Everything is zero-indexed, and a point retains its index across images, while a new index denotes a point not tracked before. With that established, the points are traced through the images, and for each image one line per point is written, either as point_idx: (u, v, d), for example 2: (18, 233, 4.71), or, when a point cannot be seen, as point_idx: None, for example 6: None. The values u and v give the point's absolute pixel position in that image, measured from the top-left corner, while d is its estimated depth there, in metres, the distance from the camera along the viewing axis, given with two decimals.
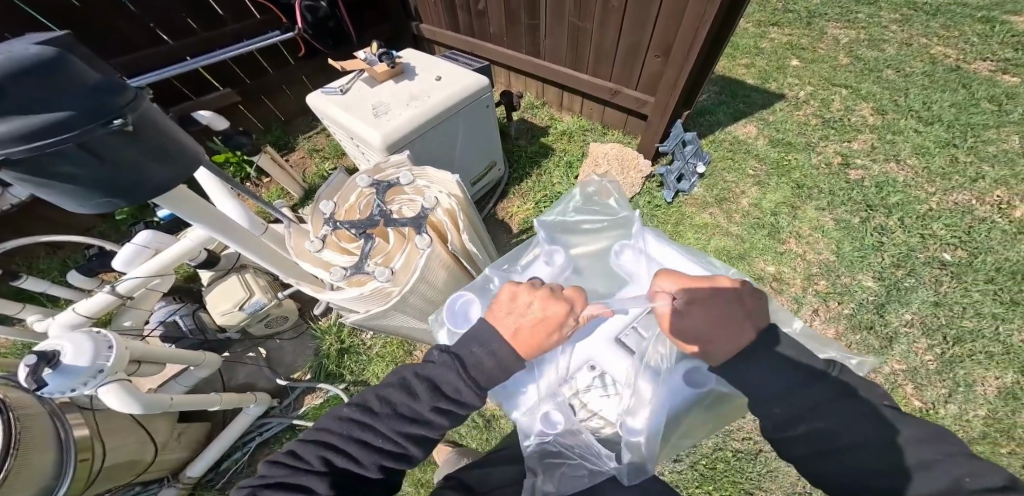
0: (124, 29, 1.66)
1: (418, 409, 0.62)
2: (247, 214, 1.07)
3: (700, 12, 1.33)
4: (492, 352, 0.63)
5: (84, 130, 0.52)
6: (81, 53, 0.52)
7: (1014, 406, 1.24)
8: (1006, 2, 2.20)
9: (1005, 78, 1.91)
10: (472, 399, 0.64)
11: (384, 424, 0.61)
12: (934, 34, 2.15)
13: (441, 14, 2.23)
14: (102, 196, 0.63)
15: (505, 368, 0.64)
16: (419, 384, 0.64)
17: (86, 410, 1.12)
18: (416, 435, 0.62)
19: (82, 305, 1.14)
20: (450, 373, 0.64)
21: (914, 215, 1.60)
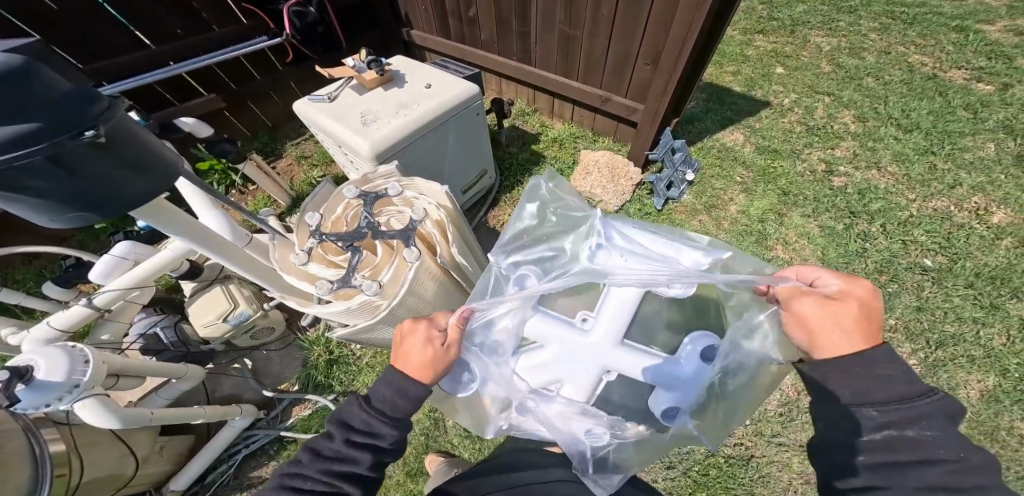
0: (105, 34, 1.67)
1: (338, 448, 0.62)
2: (230, 226, 1.06)
3: (688, 20, 1.36)
4: (389, 382, 0.65)
5: (54, 142, 0.52)
6: (51, 63, 0.52)
7: (996, 409, 1.25)
8: (979, 12, 2.26)
9: (980, 86, 1.95)
10: (389, 429, 0.63)
11: (309, 468, 0.60)
12: (911, 43, 2.20)
13: (432, 21, 2.25)
14: (73, 210, 0.62)
15: (404, 395, 0.63)
16: (334, 426, 0.64)
17: (62, 425, 1.10)
18: (339, 475, 0.60)
19: (57, 319, 1.10)
20: (356, 409, 0.64)
21: (896, 221, 1.62)
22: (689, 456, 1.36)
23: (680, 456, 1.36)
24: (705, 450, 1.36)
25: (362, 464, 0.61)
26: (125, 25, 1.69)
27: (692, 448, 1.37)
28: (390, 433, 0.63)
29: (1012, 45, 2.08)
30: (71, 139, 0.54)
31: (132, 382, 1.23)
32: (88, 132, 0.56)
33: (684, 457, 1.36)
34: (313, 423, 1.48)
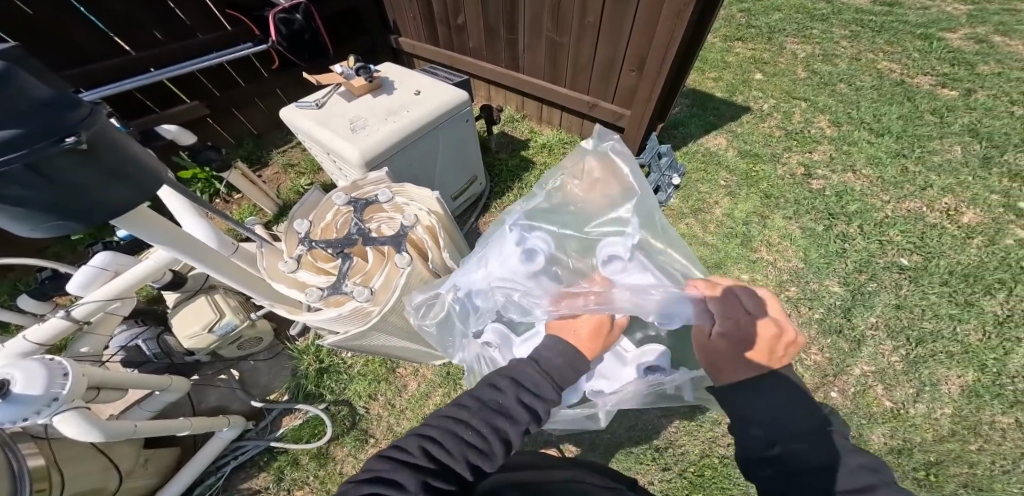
0: (85, 41, 1.65)
1: (505, 402, 0.56)
2: (215, 233, 1.05)
3: (671, 27, 1.39)
4: (558, 350, 0.62)
5: (35, 149, 0.51)
6: (31, 69, 0.52)
7: (977, 403, 1.29)
8: (942, 20, 2.38)
9: (945, 91, 2.04)
10: (552, 396, 0.58)
11: (475, 417, 0.53)
12: (878, 50, 2.30)
13: (419, 29, 2.27)
14: (53, 217, 0.61)
15: (574, 366, 0.61)
16: (502, 381, 0.58)
17: (40, 440, 1.06)
18: (506, 432, 0.53)
19: (33, 332, 1.05)
20: (527, 368, 0.60)
21: (873, 222, 1.68)
22: (683, 457, 1.37)
23: (675, 457, 1.38)
24: (700, 450, 1.38)
25: (523, 428, 0.54)
26: (103, 30, 1.67)
27: (687, 449, 1.38)
28: (550, 400, 0.58)
29: (973, 52, 2.18)
30: (51, 146, 0.53)
31: (114, 394, 1.20)
32: (68, 139, 0.55)
33: (680, 458, 1.37)
34: (305, 433, 1.46)
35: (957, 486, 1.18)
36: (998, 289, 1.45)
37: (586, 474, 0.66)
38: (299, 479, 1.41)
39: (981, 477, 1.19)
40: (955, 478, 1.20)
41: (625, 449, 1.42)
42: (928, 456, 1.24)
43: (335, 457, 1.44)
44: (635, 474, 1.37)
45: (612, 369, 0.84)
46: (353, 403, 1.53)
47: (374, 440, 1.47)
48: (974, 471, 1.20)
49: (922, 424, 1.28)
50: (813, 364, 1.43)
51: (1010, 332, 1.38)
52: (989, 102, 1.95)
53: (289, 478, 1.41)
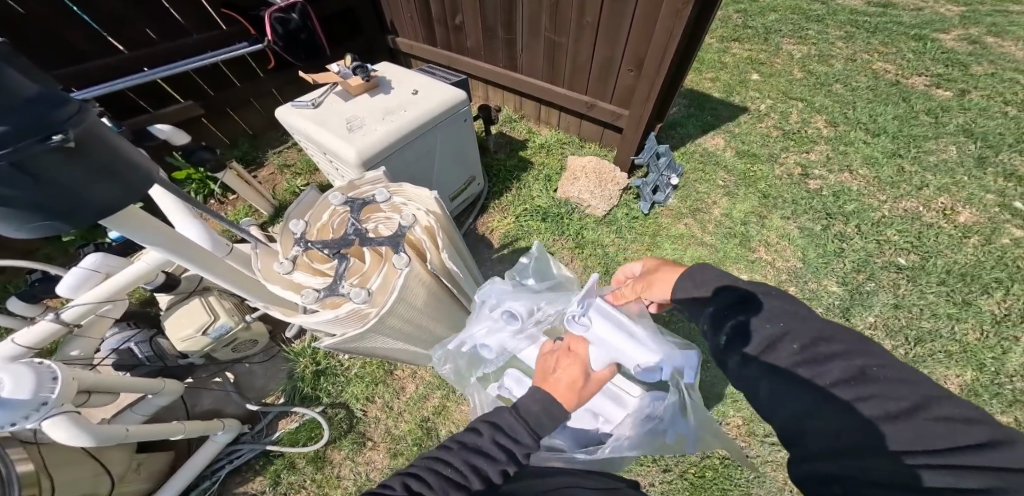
0: (76, 40, 1.62)
1: (485, 443, 0.56)
2: (210, 235, 1.03)
3: (670, 26, 1.39)
4: (535, 397, 0.62)
5: (19, 147, 0.50)
6: (18, 65, 0.50)
7: (976, 402, 1.29)
8: (935, 22, 2.40)
9: (939, 92, 2.05)
10: (529, 439, 0.58)
11: (455, 455, 0.54)
12: (873, 51, 2.31)
13: (417, 29, 2.26)
14: (41, 217, 0.60)
15: (551, 412, 0.61)
16: (481, 424, 0.59)
17: (29, 445, 1.04)
18: (485, 472, 0.53)
19: (23, 335, 1.03)
20: (506, 412, 0.60)
21: (869, 222, 1.68)
22: (684, 458, 1.37)
23: (676, 458, 1.37)
24: (700, 451, 1.37)
25: (502, 468, 0.54)
26: (96, 30, 1.65)
27: (687, 450, 1.38)
28: (528, 444, 0.57)
29: (966, 53, 2.20)
30: (36, 144, 0.52)
31: (105, 398, 1.17)
32: (55, 137, 0.53)
33: (680, 459, 1.37)
34: (301, 437, 1.44)
35: None
36: (995, 288, 1.46)
37: (585, 479, 0.65)
38: (295, 483, 1.39)
39: None
40: None
41: None
42: None
43: (332, 460, 1.42)
44: (636, 476, 1.36)
45: (611, 411, 0.88)
46: (351, 405, 1.52)
47: (372, 444, 1.45)
48: None
49: None
50: None
51: (1007, 331, 1.38)
52: (983, 102, 1.97)
53: (285, 481, 1.39)
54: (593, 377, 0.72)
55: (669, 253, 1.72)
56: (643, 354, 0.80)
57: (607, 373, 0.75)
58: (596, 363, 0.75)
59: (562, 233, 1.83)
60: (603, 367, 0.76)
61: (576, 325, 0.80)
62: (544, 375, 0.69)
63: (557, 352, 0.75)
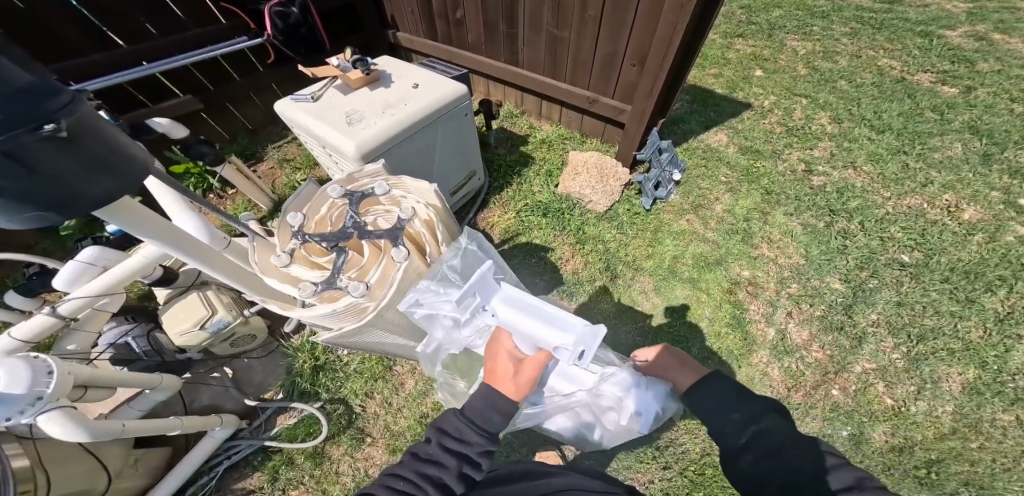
0: (73, 35, 1.60)
1: (432, 452, 0.62)
2: (207, 229, 1.01)
3: (674, 20, 1.36)
4: (481, 395, 0.68)
5: (11, 137, 0.48)
6: (13, 53, 0.49)
7: (979, 400, 1.28)
8: (941, 18, 2.37)
9: (945, 89, 2.03)
10: (477, 438, 0.64)
11: (406, 470, 0.60)
12: (879, 47, 2.28)
13: (417, 23, 2.23)
14: (35, 208, 0.59)
15: (493, 403, 0.67)
16: (431, 432, 0.65)
17: (24, 440, 1.03)
18: (433, 479, 0.59)
19: (18, 329, 1.01)
20: (453, 417, 0.66)
21: (873, 218, 1.67)
22: (683, 456, 1.36)
23: (675, 456, 1.36)
24: (701, 449, 1.36)
25: (451, 473, 0.60)
26: (95, 24, 1.63)
27: (687, 448, 1.37)
28: (476, 443, 0.63)
29: (972, 50, 2.17)
30: (28, 134, 0.50)
31: (102, 393, 1.16)
32: (49, 126, 0.52)
33: (680, 457, 1.36)
34: (300, 433, 1.44)
35: (958, 484, 1.17)
36: (999, 286, 1.44)
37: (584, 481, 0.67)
38: (293, 479, 1.38)
39: (982, 476, 1.18)
40: (957, 476, 1.19)
41: (626, 448, 1.40)
42: (929, 454, 1.23)
43: (331, 456, 1.42)
44: (635, 474, 1.35)
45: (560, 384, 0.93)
46: (350, 401, 1.51)
47: (371, 440, 1.44)
48: (975, 470, 1.19)
49: (922, 422, 1.27)
50: (815, 361, 1.41)
51: (1011, 329, 1.37)
52: (989, 99, 1.94)
53: (284, 477, 1.39)
54: (527, 362, 0.75)
55: (670, 249, 1.71)
56: (561, 334, 0.76)
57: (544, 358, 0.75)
58: (525, 350, 0.78)
59: (562, 229, 1.82)
60: (534, 352, 0.78)
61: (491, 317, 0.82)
62: (490, 369, 0.75)
63: (493, 345, 0.79)
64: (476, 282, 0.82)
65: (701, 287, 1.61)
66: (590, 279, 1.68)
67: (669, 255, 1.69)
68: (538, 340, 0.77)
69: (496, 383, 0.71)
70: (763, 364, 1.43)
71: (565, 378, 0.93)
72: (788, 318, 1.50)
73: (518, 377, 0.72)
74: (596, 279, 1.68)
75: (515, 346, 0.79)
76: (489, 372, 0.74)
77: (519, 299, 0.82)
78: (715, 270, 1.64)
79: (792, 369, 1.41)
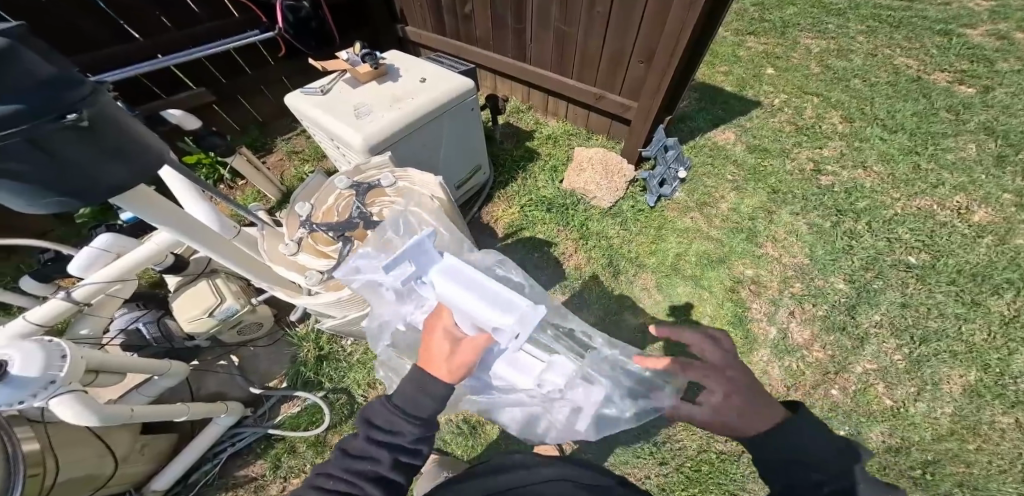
0: (90, 28, 1.60)
1: (361, 446, 0.63)
2: (218, 218, 1.03)
3: (681, 17, 1.35)
4: (410, 379, 0.65)
5: (33, 126, 0.49)
6: (36, 45, 0.50)
7: (979, 403, 1.29)
8: (962, 16, 2.34)
9: (962, 89, 2.01)
10: (408, 427, 0.63)
11: (335, 467, 0.61)
12: (897, 46, 2.26)
13: (426, 17, 2.22)
14: (56, 194, 0.60)
15: (424, 390, 0.64)
16: (361, 424, 0.65)
17: (37, 424, 1.05)
18: (363, 473, 0.61)
19: (33, 312, 1.03)
20: (382, 407, 0.65)
21: (881, 219, 1.66)
22: (681, 452, 1.37)
23: (672, 451, 1.38)
24: (698, 445, 1.38)
25: (382, 464, 0.61)
26: (111, 17, 1.63)
27: (684, 444, 1.38)
28: (407, 432, 0.63)
29: (993, 49, 2.15)
30: (49, 124, 0.51)
31: (112, 379, 1.18)
32: (69, 116, 0.53)
33: (678, 453, 1.37)
34: (302, 421, 1.46)
35: (952, 485, 1.18)
36: (1006, 289, 1.44)
37: (569, 470, 0.68)
38: (296, 467, 1.41)
39: (978, 477, 1.19)
40: (952, 477, 1.20)
41: (624, 443, 1.41)
42: (926, 454, 1.24)
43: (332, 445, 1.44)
44: (632, 469, 1.37)
45: (515, 378, 0.82)
46: (352, 391, 1.53)
47: None
48: (971, 471, 1.20)
49: (921, 422, 1.28)
50: (816, 361, 1.42)
51: (1016, 332, 1.37)
52: (1007, 100, 1.93)
53: (286, 465, 1.41)
54: (464, 344, 0.68)
55: (675, 246, 1.71)
56: (499, 315, 0.66)
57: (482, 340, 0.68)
58: (465, 328, 0.70)
59: (566, 224, 1.82)
60: (475, 332, 0.69)
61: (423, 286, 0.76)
62: (426, 350, 0.69)
63: (429, 322, 0.73)
64: (411, 247, 0.74)
65: (704, 285, 1.61)
66: (593, 274, 1.69)
67: (672, 252, 1.70)
68: (475, 318, 0.68)
69: (429, 366, 0.66)
70: (764, 362, 1.44)
71: (514, 367, 0.81)
72: (789, 317, 1.51)
73: (452, 359, 0.66)
74: (599, 275, 1.69)
75: (454, 324, 0.72)
76: (424, 356, 0.68)
77: (457, 270, 0.73)
78: (718, 267, 1.64)
79: (792, 368, 1.42)
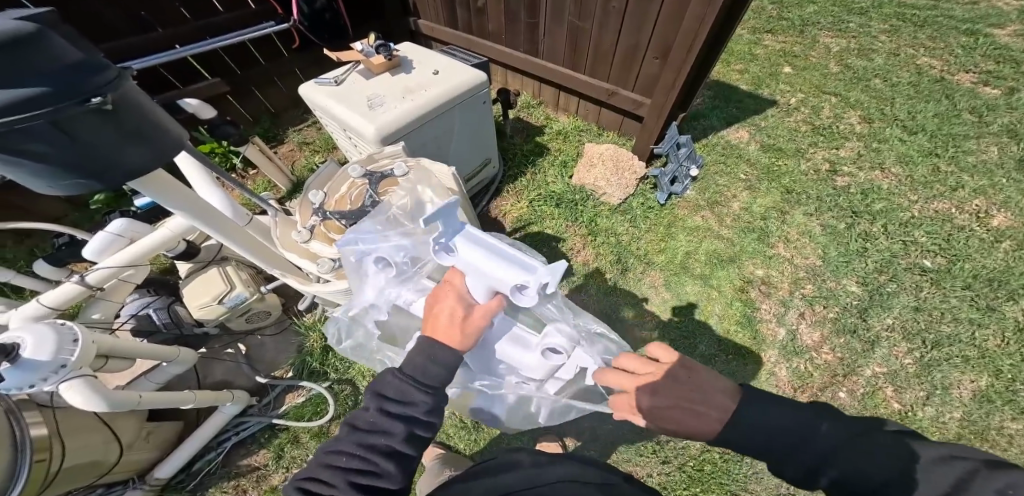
0: (109, 18, 1.58)
1: (374, 420, 0.61)
2: (230, 204, 1.01)
3: (699, 14, 1.33)
4: (421, 349, 0.65)
5: (58, 109, 0.48)
6: (62, 30, 0.49)
7: (989, 408, 1.28)
8: (991, 15, 2.29)
9: (987, 90, 1.98)
10: (420, 397, 0.62)
11: (348, 444, 0.59)
12: (920, 45, 2.23)
13: (439, 10, 2.20)
14: (77, 178, 0.59)
15: (436, 359, 0.64)
16: (370, 399, 0.63)
17: (46, 408, 1.06)
18: (378, 446, 0.59)
19: (47, 296, 1.03)
20: (394, 379, 0.64)
21: (898, 222, 1.64)
22: (683, 451, 1.37)
23: (675, 450, 1.37)
24: (701, 445, 1.37)
25: (395, 436, 0.60)
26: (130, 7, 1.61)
27: (687, 443, 1.38)
28: (420, 402, 0.62)
29: (1021, 50, 2.11)
30: (74, 107, 0.50)
31: (121, 364, 1.18)
32: (94, 99, 0.52)
33: (680, 452, 1.37)
34: (307, 411, 1.46)
35: None
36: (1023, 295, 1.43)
37: (579, 469, 0.68)
38: (298, 457, 1.41)
39: None
40: None
41: (628, 441, 1.41)
42: None
43: None
44: (634, 466, 1.37)
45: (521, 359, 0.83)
46: (357, 382, 1.53)
47: None
48: None
49: (929, 426, 1.27)
50: (824, 363, 1.41)
51: None
52: None
53: (288, 455, 1.41)
54: (475, 310, 0.70)
55: (684, 244, 1.70)
56: (523, 274, 0.68)
57: (495, 303, 0.71)
58: (477, 293, 0.72)
59: (574, 220, 1.81)
60: (488, 297, 0.72)
61: (445, 254, 0.75)
62: (432, 315, 0.70)
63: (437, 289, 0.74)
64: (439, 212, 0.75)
65: (713, 285, 1.60)
66: (601, 271, 1.68)
67: (681, 251, 1.68)
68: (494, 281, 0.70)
69: (435, 332, 0.67)
70: (772, 364, 1.43)
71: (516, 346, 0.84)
72: (799, 319, 1.49)
73: (465, 323, 0.68)
74: (608, 271, 1.68)
75: (467, 291, 0.73)
76: (429, 323, 0.69)
77: (482, 239, 0.74)
78: (727, 267, 1.63)
79: (800, 370, 1.41)
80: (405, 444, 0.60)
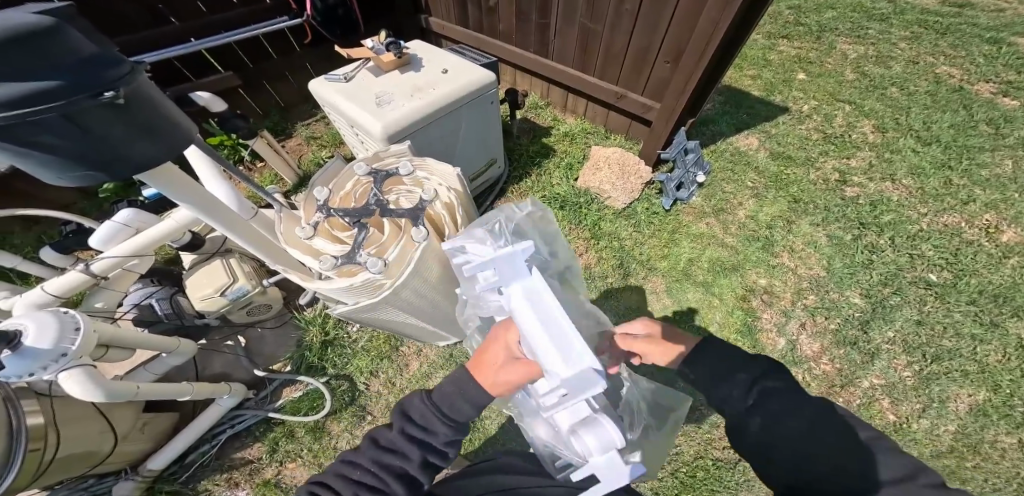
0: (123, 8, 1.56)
1: (394, 440, 0.61)
2: (237, 197, 1.00)
3: (715, 18, 1.33)
4: (455, 381, 0.64)
5: (72, 102, 0.47)
6: (81, 24, 0.48)
7: (983, 422, 1.29)
8: (1015, 25, 2.30)
9: (1005, 101, 1.99)
10: (443, 428, 0.62)
11: (365, 458, 0.60)
12: (940, 53, 2.23)
13: (450, 8, 2.18)
14: (86, 170, 0.58)
15: (466, 394, 0.63)
16: (394, 417, 0.64)
17: (43, 397, 1.04)
18: (393, 468, 0.59)
19: (51, 283, 1.02)
20: (420, 403, 0.64)
21: (905, 234, 1.65)
22: (677, 457, 1.37)
23: (669, 456, 1.38)
24: (693, 451, 1.38)
25: (411, 460, 0.60)
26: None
27: (682, 449, 1.38)
28: (442, 432, 0.62)
29: None
30: (87, 100, 0.49)
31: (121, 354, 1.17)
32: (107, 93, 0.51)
33: (674, 457, 1.37)
34: (303, 406, 1.45)
35: None
36: None
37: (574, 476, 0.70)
38: (292, 451, 1.40)
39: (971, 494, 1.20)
40: None
41: None
42: None
43: (331, 432, 1.43)
44: None
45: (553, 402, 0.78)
46: (355, 378, 1.52)
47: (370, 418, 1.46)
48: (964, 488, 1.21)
49: (923, 438, 1.29)
50: (822, 373, 1.42)
51: None
52: None
53: (283, 449, 1.40)
54: (517, 365, 0.61)
55: (687, 251, 1.70)
56: (555, 362, 0.50)
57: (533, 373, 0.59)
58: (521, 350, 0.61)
59: (578, 223, 1.81)
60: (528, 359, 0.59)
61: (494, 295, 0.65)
62: (482, 352, 0.67)
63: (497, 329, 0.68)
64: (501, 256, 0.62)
65: (715, 292, 1.60)
66: (604, 274, 1.68)
67: (684, 257, 1.69)
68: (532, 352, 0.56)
69: (479, 371, 0.65)
70: None
71: None
72: (800, 330, 1.50)
73: (501, 373, 0.63)
74: (610, 275, 1.68)
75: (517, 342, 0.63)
76: (478, 355, 0.67)
77: (543, 298, 0.58)
78: (729, 275, 1.63)
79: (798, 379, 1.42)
80: (418, 469, 0.61)
